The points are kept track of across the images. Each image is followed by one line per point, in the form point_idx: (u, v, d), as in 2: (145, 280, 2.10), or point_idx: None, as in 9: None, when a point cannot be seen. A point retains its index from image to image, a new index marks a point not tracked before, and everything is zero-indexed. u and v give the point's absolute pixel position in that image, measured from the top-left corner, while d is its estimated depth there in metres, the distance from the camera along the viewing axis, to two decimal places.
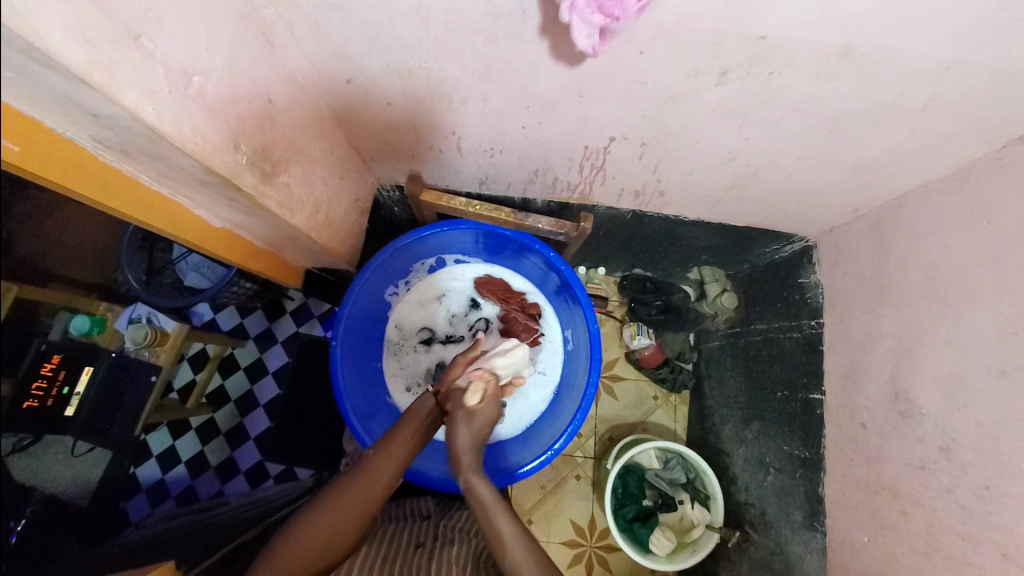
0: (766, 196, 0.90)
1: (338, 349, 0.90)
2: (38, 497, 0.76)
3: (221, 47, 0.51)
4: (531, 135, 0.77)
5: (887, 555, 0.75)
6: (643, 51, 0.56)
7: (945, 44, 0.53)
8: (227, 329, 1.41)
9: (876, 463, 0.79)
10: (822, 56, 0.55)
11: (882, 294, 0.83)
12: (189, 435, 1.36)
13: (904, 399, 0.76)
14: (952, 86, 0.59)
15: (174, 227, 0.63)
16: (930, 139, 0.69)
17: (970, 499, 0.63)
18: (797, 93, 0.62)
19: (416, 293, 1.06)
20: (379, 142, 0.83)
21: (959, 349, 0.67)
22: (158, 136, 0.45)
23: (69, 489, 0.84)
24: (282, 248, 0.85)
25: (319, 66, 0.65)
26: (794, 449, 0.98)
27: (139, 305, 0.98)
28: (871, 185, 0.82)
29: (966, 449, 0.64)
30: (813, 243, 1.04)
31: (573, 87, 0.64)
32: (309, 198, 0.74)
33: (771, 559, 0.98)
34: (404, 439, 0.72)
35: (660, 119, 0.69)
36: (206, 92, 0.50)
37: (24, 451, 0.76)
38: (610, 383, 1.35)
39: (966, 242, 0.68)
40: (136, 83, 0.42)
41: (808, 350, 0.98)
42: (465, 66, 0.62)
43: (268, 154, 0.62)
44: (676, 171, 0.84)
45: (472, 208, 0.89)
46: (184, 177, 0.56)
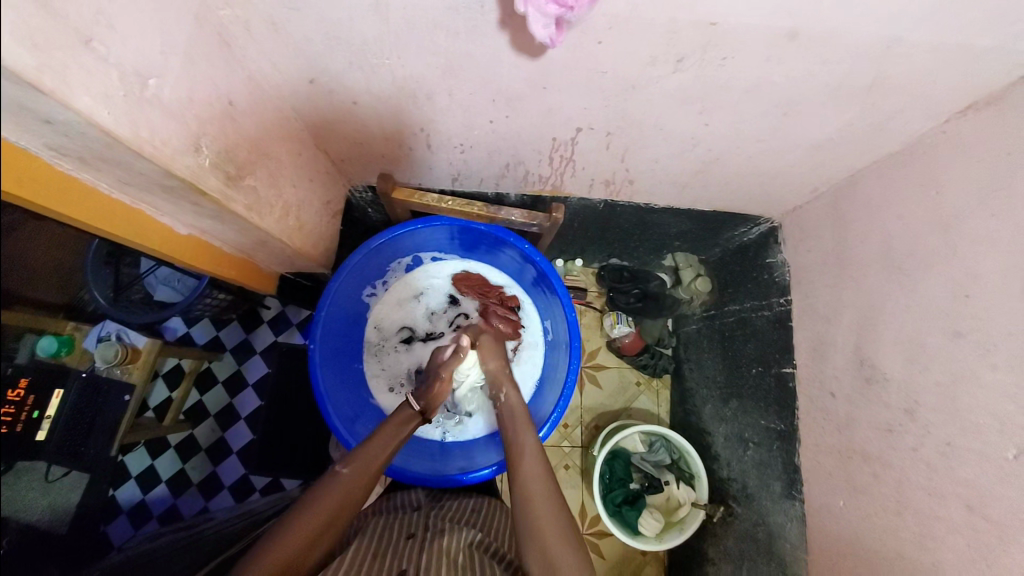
0: (730, 180, 0.93)
1: (317, 353, 0.89)
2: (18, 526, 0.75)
3: (176, 48, 0.50)
4: (498, 129, 0.78)
5: (861, 517, 0.79)
6: (601, 41, 0.57)
7: (884, 23, 0.55)
8: (202, 343, 1.38)
9: (847, 430, 0.83)
10: (772, 40, 0.58)
11: (843, 268, 0.87)
12: (169, 452, 1.33)
13: (869, 366, 0.80)
14: (895, 65, 0.63)
15: (138, 235, 0.61)
16: (878, 116, 0.73)
17: (934, 457, 0.66)
18: (750, 78, 0.64)
19: (394, 293, 1.06)
20: (347, 143, 0.82)
21: (916, 314, 0.71)
22: (115, 140, 0.44)
23: (46, 518, 0.79)
24: (253, 253, 0.84)
25: (281, 66, 0.65)
26: (770, 423, 1.02)
27: (107, 322, 0.98)
28: (827, 165, 0.86)
29: (929, 409, 0.68)
30: (778, 224, 1.07)
31: (536, 79, 0.65)
32: (278, 201, 0.73)
33: (755, 531, 1.02)
34: (382, 444, 0.76)
35: (623, 108, 0.71)
36: (163, 95, 0.49)
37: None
38: (593, 371, 1.37)
39: (918, 214, 0.72)
40: (89, 87, 0.41)
41: (778, 326, 1.02)
42: (428, 61, 0.62)
43: (232, 157, 0.61)
44: (643, 159, 0.86)
45: (445, 203, 0.89)
46: (145, 183, 0.55)
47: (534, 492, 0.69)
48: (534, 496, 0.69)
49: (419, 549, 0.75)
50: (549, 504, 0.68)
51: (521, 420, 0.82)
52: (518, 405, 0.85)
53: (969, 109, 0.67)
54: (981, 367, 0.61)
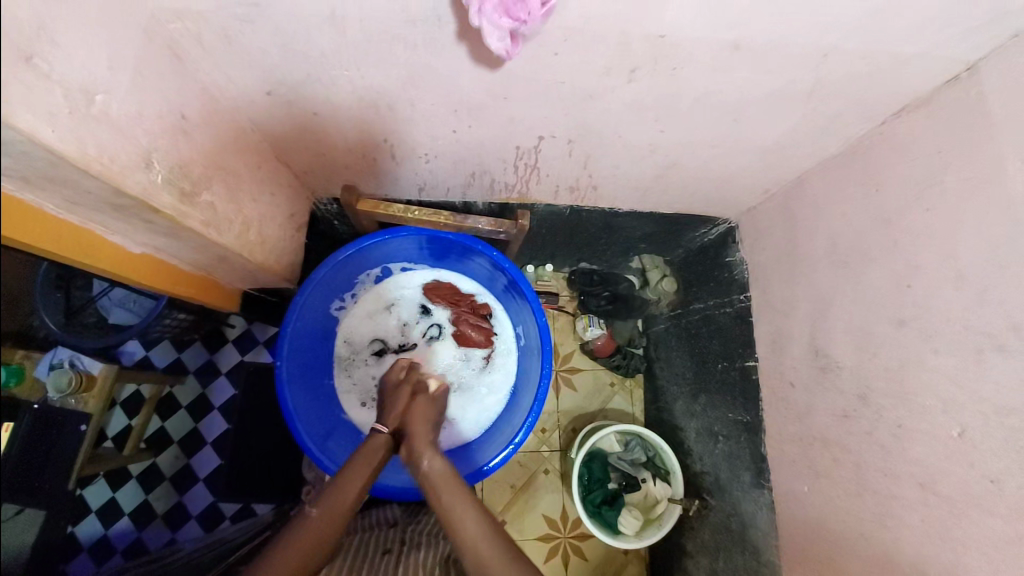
0: (689, 184, 0.97)
1: (284, 370, 0.86)
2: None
3: (124, 63, 0.49)
4: (462, 139, 0.79)
5: (825, 501, 0.82)
6: (557, 53, 0.59)
7: (816, 35, 0.60)
8: (163, 367, 1.30)
9: (806, 417, 0.87)
10: (717, 51, 0.61)
11: (795, 264, 0.92)
12: (130, 483, 1.26)
13: (823, 355, 0.84)
14: (831, 73, 0.67)
15: (90, 255, 0.59)
16: (819, 121, 0.77)
17: (887, 438, 0.71)
18: (700, 86, 0.68)
19: (364, 305, 1.04)
20: (309, 155, 0.82)
21: (863, 305, 0.76)
22: (62, 160, 0.43)
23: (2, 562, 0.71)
24: (212, 270, 0.82)
25: (237, 79, 0.64)
26: (737, 416, 1.05)
27: (59, 348, 0.91)
28: (776, 167, 0.91)
29: (879, 394, 0.72)
30: (735, 224, 1.12)
31: (496, 90, 0.66)
32: (238, 215, 0.72)
33: (729, 521, 1.05)
34: (356, 478, 0.69)
35: (582, 117, 0.74)
36: (111, 111, 0.48)
37: None
38: (568, 375, 1.38)
39: (861, 211, 0.77)
40: (32, 105, 0.40)
41: (740, 322, 1.07)
42: (388, 73, 0.63)
43: (187, 172, 0.59)
44: (605, 165, 0.89)
45: (412, 213, 0.89)
46: (93, 201, 0.53)
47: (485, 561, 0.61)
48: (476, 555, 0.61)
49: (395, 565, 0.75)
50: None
51: (449, 488, 0.67)
52: (445, 470, 0.69)
53: (903, 112, 0.72)
54: (925, 351, 0.66)
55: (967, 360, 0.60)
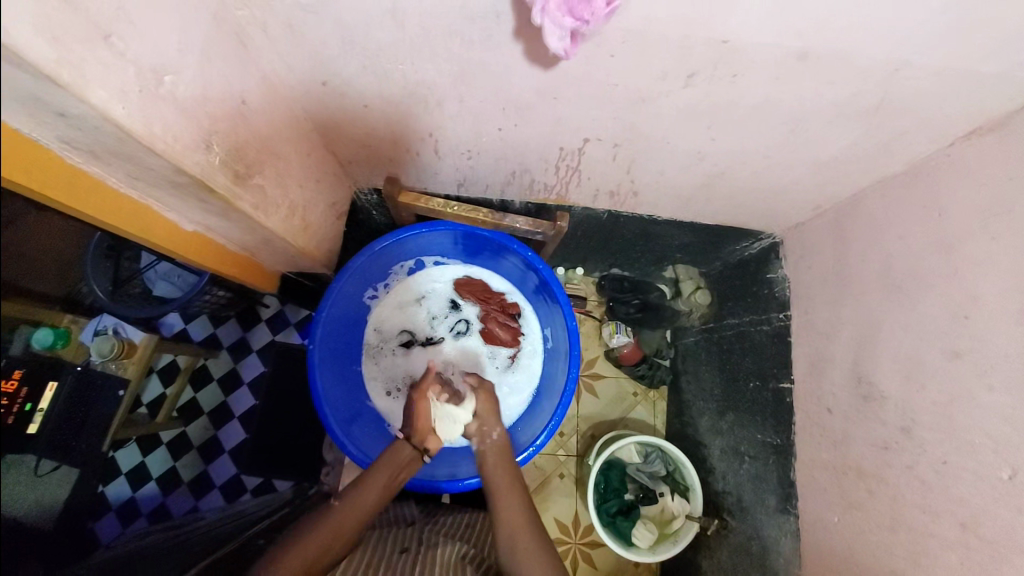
0: (734, 195, 0.94)
1: (316, 353, 0.88)
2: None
3: (193, 46, 0.50)
4: (506, 137, 0.79)
5: (855, 534, 0.79)
6: (613, 54, 0.58)
7: (889, 47, 0.57)
8: (200, 340, 1.37)
9: (842, 446, 0.83)
10: (782, 59, 0.59)
11: (843, 285, 0.88)
12: (161, 449, 1.32)
13: (866, 383, 0.80)
14: (900, 88, 0.64)
15: (143, 230, 0.61)
16: (883, 137, 0.74)
17: (929, 475, 0.67)
18: (758, 95, 0.65)
19: (395, 295, 1.06)
20: (355, 145, 0.83)
21: (915, 334, 0.72)
22: (128, 135, 0.44)
23: (34, 512, 0.77)
24: (256, 252, 0.84)
25: (294, 67, 0.65)
26: (766, 438, 1.02)
27: (105, 316, 0.98)
28: (830, 183, 0.87)
29: (925, 428, 0.68)
30: (779, 239, 1.08)
31: (547, 89, 0.65)
32: (285, 200, 0.73)
33: (749, 544, 1.02)
34: (377, 481, 0.73)
35: (631, 121, 0.72)
36: (177, 92, 0.49)
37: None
38: (590, 381, 1.37)
39: (920, 235, 0.73)
40: (106, 82, 0.41)
41: (777, 341, 1.03)
42: (441, 68, 0.63)
43: (242, 155, 0.61)
44: (648, 171, 0.87)
45: (451, 208, 0.89)
46: (155, 178, 0.55)
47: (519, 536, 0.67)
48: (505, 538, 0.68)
49: (413, 561, 0.74)
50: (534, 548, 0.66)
51: (505, 461, 0.79)
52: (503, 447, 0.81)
53: (972, 134, 0.68)
54: (978, 388, 0.62)
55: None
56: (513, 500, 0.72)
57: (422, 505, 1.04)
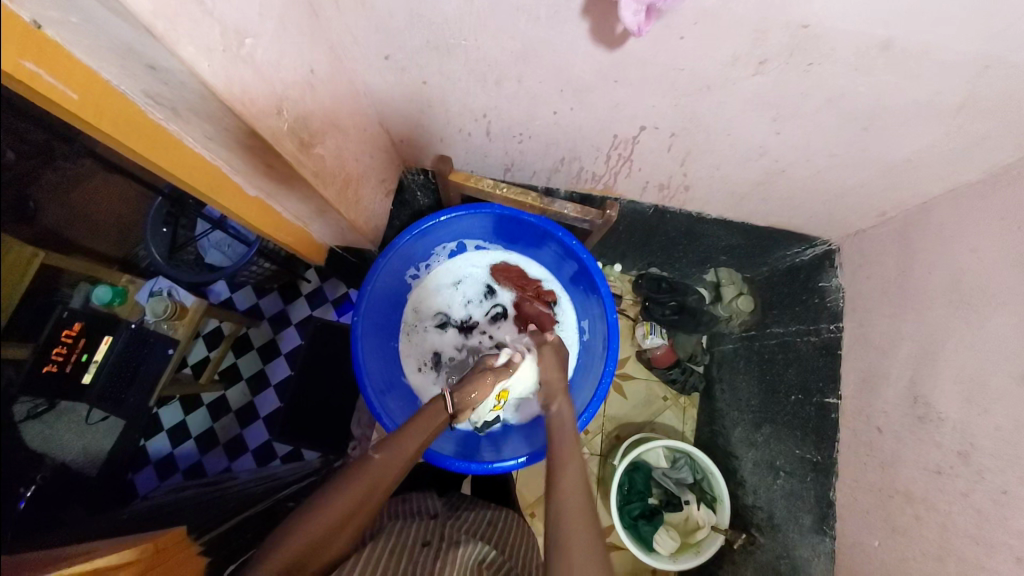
0: (791, 195, 0.90)
1: (359, 325, 0.90)
2: (50, 465, 0.77)
3: (272, 10, 0.51)
4: (561, 122, 0.78)
5: (898, 560, 0.75)
6: (683, 37, 0.56)
7: (990, 39, 0.52)
8: (243, 309, 1.43)
9: (891, 468, 0.79)
10: (863, 49, 0.55)
11: (906, 298, 0.82)
12: (200, 410, 1.39)
13: (923, 404, 0.75)
14: (990, 88, 0.59)
15: (214, 190, 0.64)
16: (966, 141, 0.68)
17: (987, 504, 0.62)
18: (833, 86, 0.62)
19: (434, 277, 1.07)
20: (410, 123, 0.84)
21: (984, 353, 0.66)
22: (211, 93, 0.46)
23: (79, 458, 0.86)
24: (309, 222, 0.86)
25: (360, 39, 0.66)
26: (806, 453, 0.98)
27: (160, 279, 1.02)
28: (900, 187, 0.81)
29: (985, 453, 0.64)
30: (835, 247, 1.03)
31: (608, 72, 0.64)
32: (341, 171, 0.75)
33: (778, 563, 0.98)
34: (416, 434, 0.77)
35: (692, 109, 0.70)
36: (256, 55, 0.50)
37: (40, 418, 0.75)
38: (620, 381, 1.35)
39: (996, 247, 0.68)
40: (194, 38, 0.43)
41: (825, 353, 0.98)
42: (504, 45, 0.63)
43: (307, 123, 0.63)
44: (703, 165, 0.84)
45: (500, 189, 0.89)
46: (226, 140, 0.57)
47: (570, 506, 0.64)
48: (568, 499, 0.65)
49: (434, 558, 0.75)
50: (585, 518, 0.63)
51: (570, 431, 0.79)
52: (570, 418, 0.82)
53: None
54: None
55: None
56: (573, 470, 0.70)
57: (446, 499, 1.04)
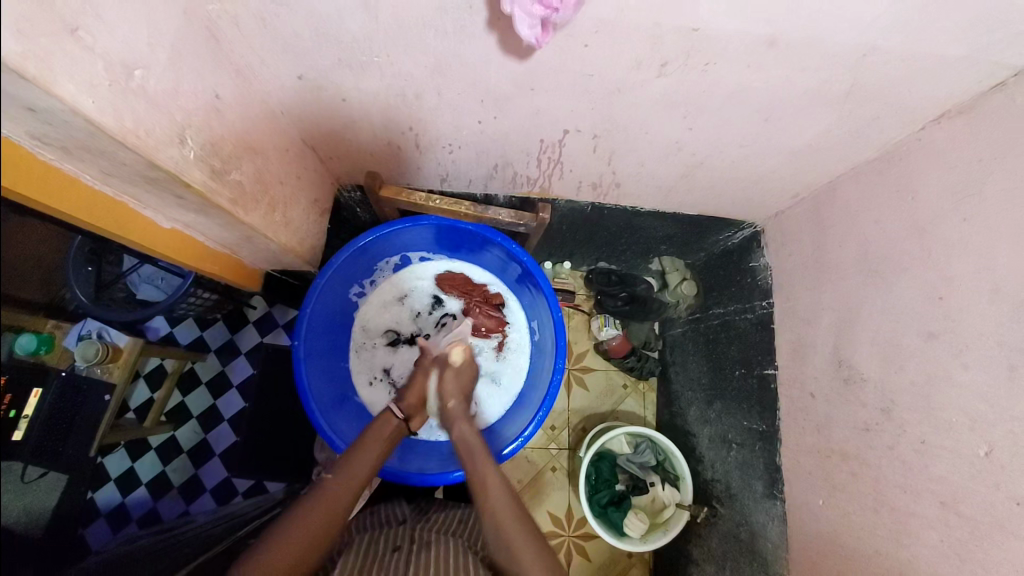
0: (714, 183, 0.95)
1: (302, 350, 0.89)
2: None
3: (163, 40, 0.50)
4: (487, 130, 0.79)
5: (840, 516, 0.79)
6: (587, 45, 0.59)
7: (860, 32, 0.57)
8: (187, 343, 1.36)
9: (825, 430, 0.84)
10: (751, 47, 0.59)
11: (823, 271, 0.89)
12: (149, 454, 1.31)
13: (846, 367, 0.81)
14: (868, 75, 0.65)
15: (121, 227, 0.60)
16: (856, 124, 0.74)
17: (909, 455, 0.68)
18: (730, 84, 0.66)
19: (380, 292, 1.06)
20: (337, 139, 0.82)
21: (893, 316, 0.72)
22: (99, 130, 0.43)
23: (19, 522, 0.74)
24: (238, 249, 0.83)
25: (268, 61, 0.64)
26: (752, 424, 1.03)
27: (88, 321, 0.97)
28: (807, 170, 0.88)
29: (904, 408, 0.69)
30: (760, 228, 1.10)
31: (523, 81, 0.66)
32: (264, 195, 0.73)
33: (738, 530, 1.02)
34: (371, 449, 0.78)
35: (610, 112, 0.73)
36: (148, 86, 0.49)
37: None
38: (580, 374, 1.38)
39: (894, 217, 0.74)
40: (73, 75, 0.40)
41: (761, 328, 1.04)
42: (417, 60, 0.63)
43: (218, 150, 0.60)
44: (629, 162, 0.88)
45: (433, 202, 0.91)
46: (129, 175, 0.54)
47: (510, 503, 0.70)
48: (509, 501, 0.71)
49: (406, 562, 0.74)
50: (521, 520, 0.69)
51: None
52: None
53: (943, 118, 0.69)
54: (953, 366, 0.63)
55: (999, 378, 0.57)
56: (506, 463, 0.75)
57: (413, 503, 1.03)
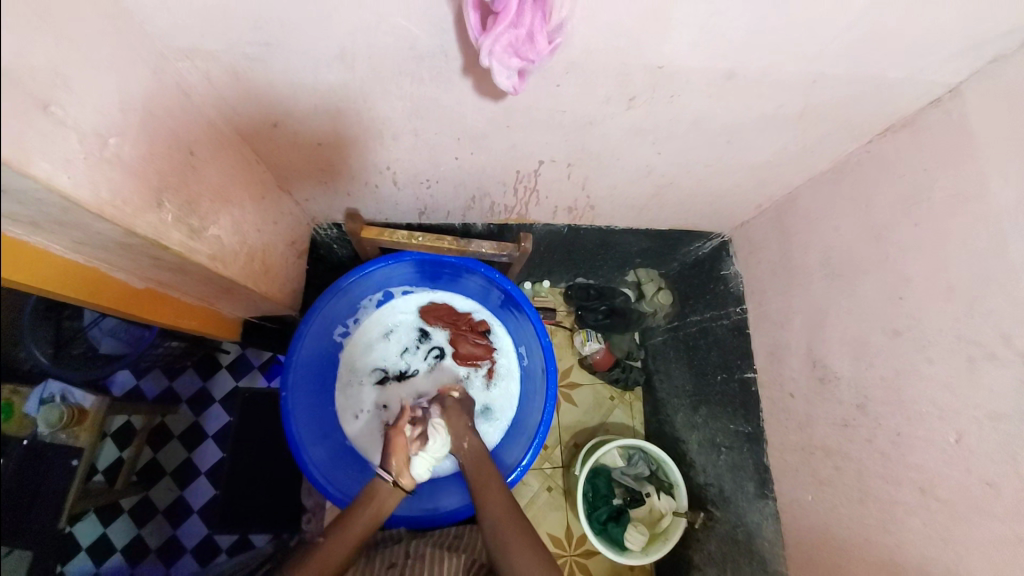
0: (682, 201, 0.99)
1: (290, 400, 0.87)
2: None
3: (134, 103, 0.49)
4: (464, 165, 0.80)
5: (829, 510, 0.82)
6: (559, 83, 0.62)
7: (808, 62, 0.62)
8: (153, 397, 1.26)
9: (808, 428, 0.88)
10: (710, 79, 0.63)
11: (790, 277, 0.94)
12: (122, 518, 1.22)
13: (821, 366, 0.86)
14: (818, 98, 0.70)
15: (91, 295, 0.58)
16: (809, 141, 0.80)
17: (887, 446, 0.71)
18: (694, 112, 0.70)
19: (365, 331, 1.04)
20: (312, 182, 0.81)
21: (858, 317, 0.77)
22: (75, 205, 0.42)
23: None
24: (216, 300, 0.81)
25: (240, 111, 0.64)
26: (739, 427, 1.06)
27: (50, 382, 0.86)
28: (766, 184, 0.93)
29: (878, 404, 0.74)
30: (728, 237, 1.15)
31: (498, 119, 0.68)
32: (242, 246, 0.71)
33: (735, 532, 1.05)
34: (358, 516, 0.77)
35: (582, 142, 0.75)
36: (123, 153, 0.48)
37: None
38: (568, 390, 1.39)
39: (850, 223, 0.80)
40: (47, 152, 0.39)
41: (737, 333, 1.08)
42: (394, 105, 0.64)
43: (194, 208, 0.59)
44: (602, 186, 0.91)
45: (415, 239, 0.90)
46: (104, 242, 0.52)
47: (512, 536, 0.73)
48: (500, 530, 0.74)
49: None
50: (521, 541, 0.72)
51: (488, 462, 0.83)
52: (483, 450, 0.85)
53: (887, 131, 0.75)
54: (920, 361, 0.67)
55: (960, 369, 0.62)
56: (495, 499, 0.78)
57: None
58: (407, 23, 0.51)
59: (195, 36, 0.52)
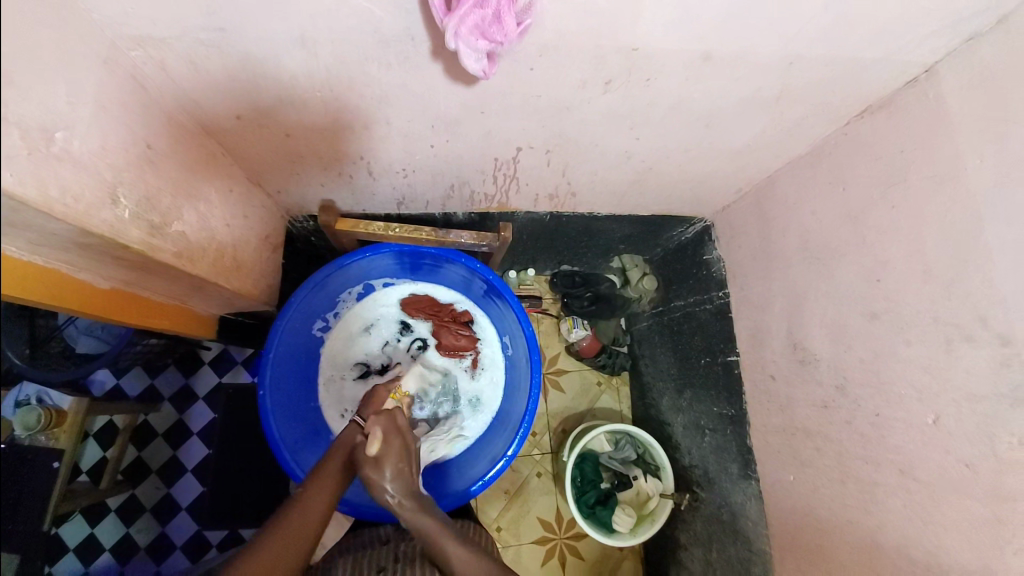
0: (664, 186, 0.99)
1: (269, 399, 0.85)
2: None
3: (84, 96, 0.47)
4: (440, 153, 0.78)
5: (811, 489, 0.84)
6: (533, 67, 0.60)
7: (784, 43, 0.61)
8: (137, 395, 1.22)
9: (789, 410, 0.89)
10: (687, 61, 0.62)
11: (771, 260, 0.94)
12: (109, 518, 1.19)
13: (801, 349, 0.86)
14: (796, 80, 0.69)
15: (57, 298, 0.55)
16: (787, 123, 0.79)
17: (865, 427, 0.73)
18: (671, 96, 0.69)
19: (346, 325, 1.03)
20: (284, 174, 0.79)
21: (837, 300, 0.78)
22: (23, 205, 0.40)
23: None
24: (188, 297, 0.79)
25: (201, 102, 0.62)
26: (722, 410, 1.08)
27: (25, 385, 0.80)
28: (746, 167, 0.93)
29: (856, 385, 0.75)
30: (710, 222, 1.15)
31: (472, 104, 0.66)
32: (211, 242, 0.69)
33: (720, 512, 1.06)
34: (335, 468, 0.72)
35: (559, 128, 0.74)
36: (73, 149, 0.45)
37: None
38: (555, 377, 1.40)
39: (828, 206, 0.80)
40: None
41: (720, 317, 1.09)
42: (362, 91, 0.62)
43: (155, 204, 0.57)
44: (583, 171, 0.89)
45: (392, 230, 0.88)
46: (60, 242, 0.50)
47: None
48: None
49: None
50: None
51: None
52: None
53: (864, 113, 0.75)
54: (896, 342, 0.68)
55: (937, 351, 0.62)
56: None
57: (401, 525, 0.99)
58: (369, 4, 0.49)
59: (144, 22, 0.49)
